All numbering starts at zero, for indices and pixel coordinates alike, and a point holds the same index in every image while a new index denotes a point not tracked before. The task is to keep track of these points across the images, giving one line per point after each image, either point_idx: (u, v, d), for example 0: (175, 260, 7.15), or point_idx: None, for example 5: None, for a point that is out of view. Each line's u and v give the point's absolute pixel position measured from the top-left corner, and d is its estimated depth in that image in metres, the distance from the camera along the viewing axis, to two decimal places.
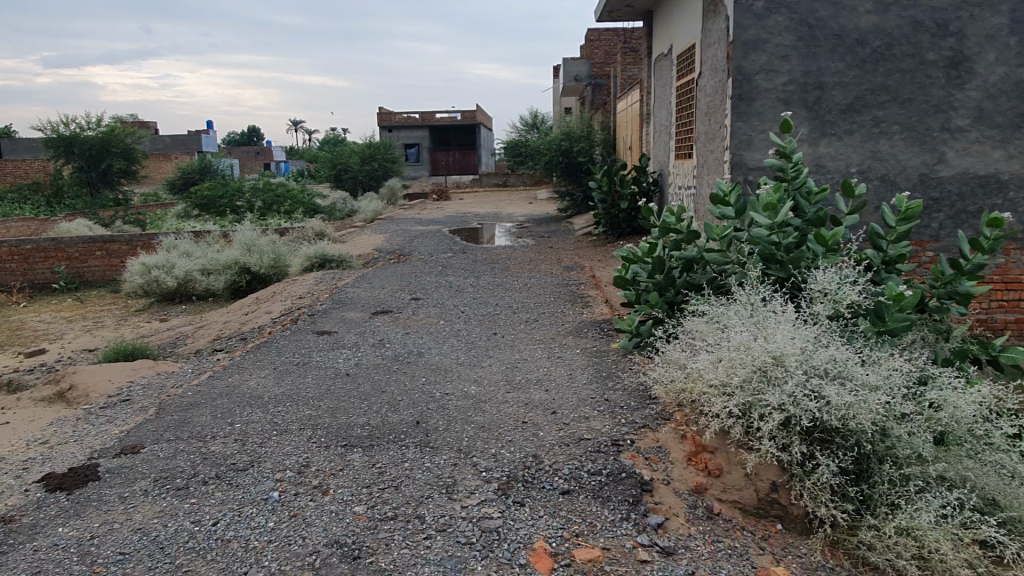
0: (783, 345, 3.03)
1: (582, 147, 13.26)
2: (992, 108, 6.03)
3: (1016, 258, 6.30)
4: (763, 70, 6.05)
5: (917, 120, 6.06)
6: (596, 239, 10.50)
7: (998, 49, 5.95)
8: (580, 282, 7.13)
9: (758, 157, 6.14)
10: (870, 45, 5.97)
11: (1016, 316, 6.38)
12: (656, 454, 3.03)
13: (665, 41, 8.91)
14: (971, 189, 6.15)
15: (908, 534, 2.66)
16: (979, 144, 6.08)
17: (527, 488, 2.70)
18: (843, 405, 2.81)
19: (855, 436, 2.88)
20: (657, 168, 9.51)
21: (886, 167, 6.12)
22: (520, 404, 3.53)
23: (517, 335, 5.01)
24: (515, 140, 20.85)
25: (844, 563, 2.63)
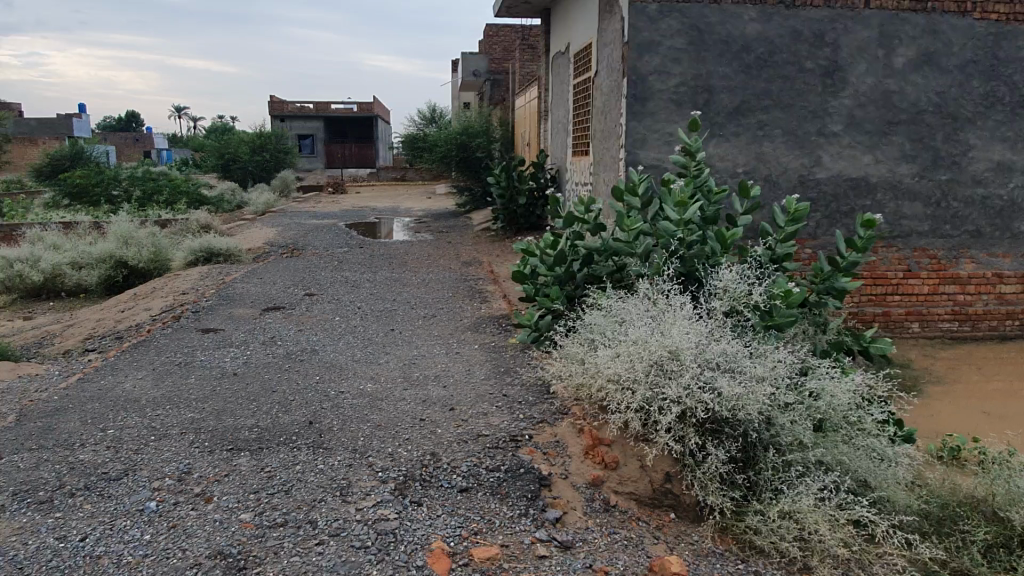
0: (679, 339, 3.11)
1: (479, 142, 13.28)
2: (862, 116, 6.46)
3: (883, 255, 6.77)
4: (656, 72, 6.21)
5: (797, 124, 6.41)
6: (494, 234, 10.51)
7: (867, 60, 6.37)
8: (478, 277, 7.10)
9: (652, 156, 6.30)
10: (754, 52, 6.26)
11: (883, 310, 6.86)
12: (554, 448, 3.05)
13: (561, 40, 9.03)
14: (844, 191, 6.55)
15: (791, 517, 2.78)
16: (851, 149, 6.49)
17: (424, 487, 2.64)
18: (733, 396, 2.92)
19: (744, 426, 2.99)
20: (555, 165, 9.63)
21: (769, 168, 6.43)
22: (418, 401, 3.46)
23: (415, 331, 4.93)
24: (413, 133, 20.59)
25: (732, 548, 2.73)
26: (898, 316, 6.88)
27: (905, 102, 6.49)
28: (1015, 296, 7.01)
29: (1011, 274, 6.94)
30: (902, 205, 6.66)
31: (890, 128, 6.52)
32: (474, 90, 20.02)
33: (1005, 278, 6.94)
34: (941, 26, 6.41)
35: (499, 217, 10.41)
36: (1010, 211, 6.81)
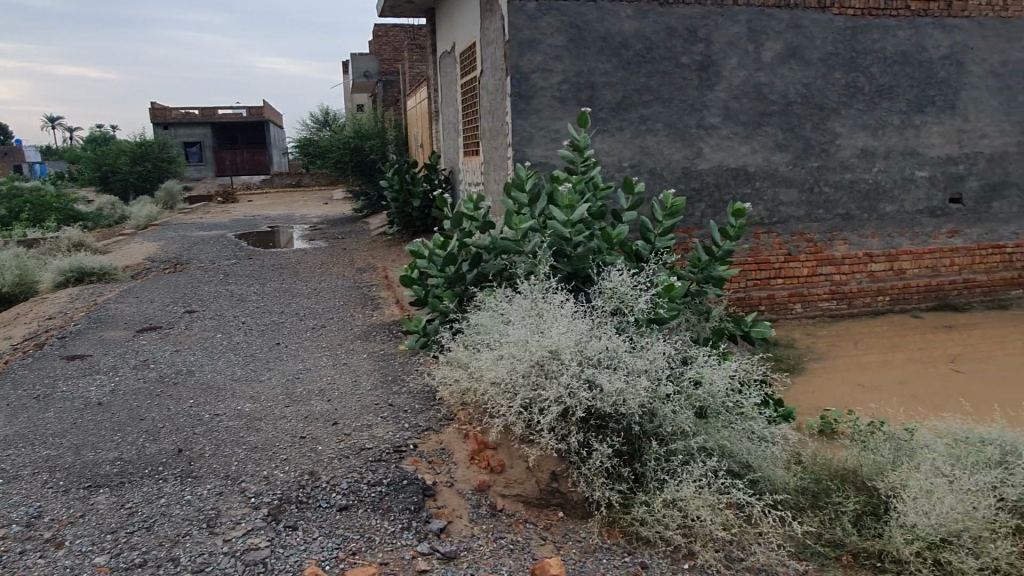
0: (559, 338, 3.11)
1: (372, 144, 13.04)
2: (737, 108, 6.72)
3: (764, 241, 7.05)
4: (538, 70, 6.23)
5: (677, 118, 6.59)
6: (391, 238, 10.34)
7: (738, 55, 6.63)
8: (372, 283, 6.95)
9: (539, 154, 6.33)
10: (632, 48, 6.39)
11: (767, 293, 7.15)
12: (439, 457, 3.01)
13: (446, 40, 8.96)
14: (725, 180, 6.80)
15: (674, 505, 2.82)
16: (728, 140, 6.74)
17: (300, 510, 2.55)
18: (613, 391, 2.94)
19: (626, 419, 3.02)
20: (448, 165, 9.56)
21: (653, 161, 6.59)
22: (299, 418, 3.33)
23: (302, 344, 4.76)
24: (305, 137, 20.04)
25: (619, 541, 2.75)
26: (782, 298, 7.19)
27: (775, 93, 6.79)
28: (885, 274, 7.46)
29: (880, 254, 7.39)
30: (779, 192, 6.97)
31: (763, 119, 6.81)
32: (366, 91, 19.68)
33: (875, 257, 7.38)
34: (804, 21, 6.75)
35: (394, 220, 10.24)
36: (875, 193, 7.26)
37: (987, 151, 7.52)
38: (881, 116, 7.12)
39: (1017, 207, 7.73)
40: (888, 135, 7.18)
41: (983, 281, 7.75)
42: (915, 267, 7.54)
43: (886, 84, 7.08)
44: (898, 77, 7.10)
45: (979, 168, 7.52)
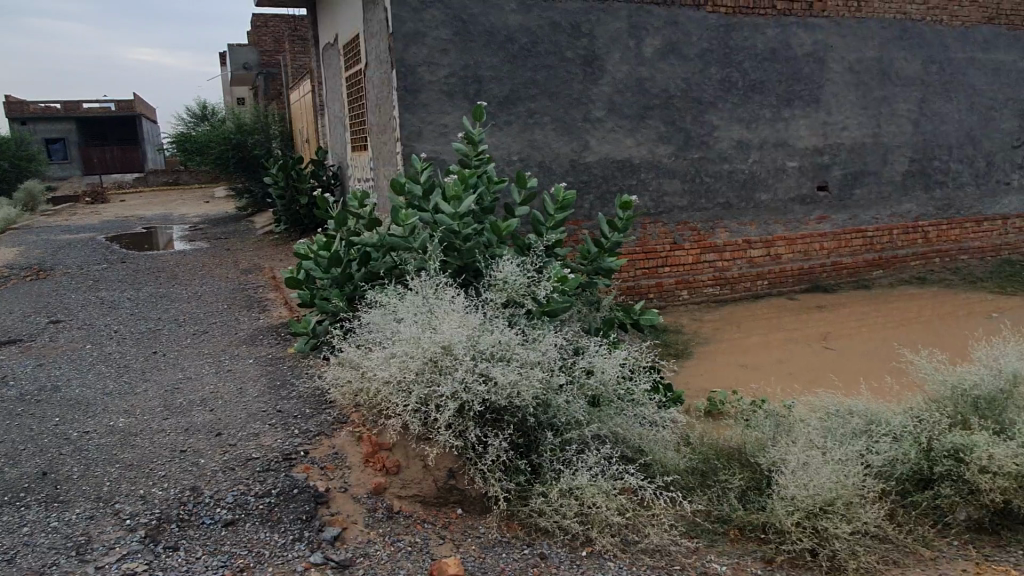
0: (451, 334, 3.07)
1: (255, 140, 12.52)
2: (621, 102, 6.89)
3: (651, 231, 7.27)
4: (424, 63, 6.15)
5: (564, 111, 6.68)
6: (278, 237, 9.96)
7: (620, 49, 6.80)
8: (258, 284, 6.67)
9: (428, 148, 6.26)
10: (518, 42, 6.42)
11: (656, 281, 7.39)
12: (332, 462, 2.91)
13: (329, 31, 8.71)
14: (612, 172, 6.96)
15: (571, 494, 2.86)
16: (614, 133, 6.91)
17: (182, 528, 2.42)
18: (508, 384, 2.94)
19: (521, 411, 3.03)
20: (335, 161, 9.31)
21: (542, 155, 6.66)
22: (180, 431, 3.14)
23: (182, 351, 4.50)
24: (181, 132, 18.98)
25: (518, 534, 2.76)
26: (669, 285, 7.45)
27: (656, 88, 7.01)
28: (763, 259, 7.88)
29: (757, 240, 7.80)
30: (663, 183, 7.21)
31: (646, 112, 7.01)
32: (247, 84, 18.85)
33: (753, 243, 7.79)
34: (680, 18, 7.00)
35: (281, 219, 9.87)
36: (751, 183, 7.64)
37: (848, 142, 8.07)
38: (754, 109, 7.49)
39: (876, 194, 8.35)
40: (761, 128, 7.57)
41: (848, 263, 8.35)
42: (789, 252, 8.00)
43: (757, 79, 7.46)
44: (768, 73, 7.49)
45: (842, 158, 8.07)
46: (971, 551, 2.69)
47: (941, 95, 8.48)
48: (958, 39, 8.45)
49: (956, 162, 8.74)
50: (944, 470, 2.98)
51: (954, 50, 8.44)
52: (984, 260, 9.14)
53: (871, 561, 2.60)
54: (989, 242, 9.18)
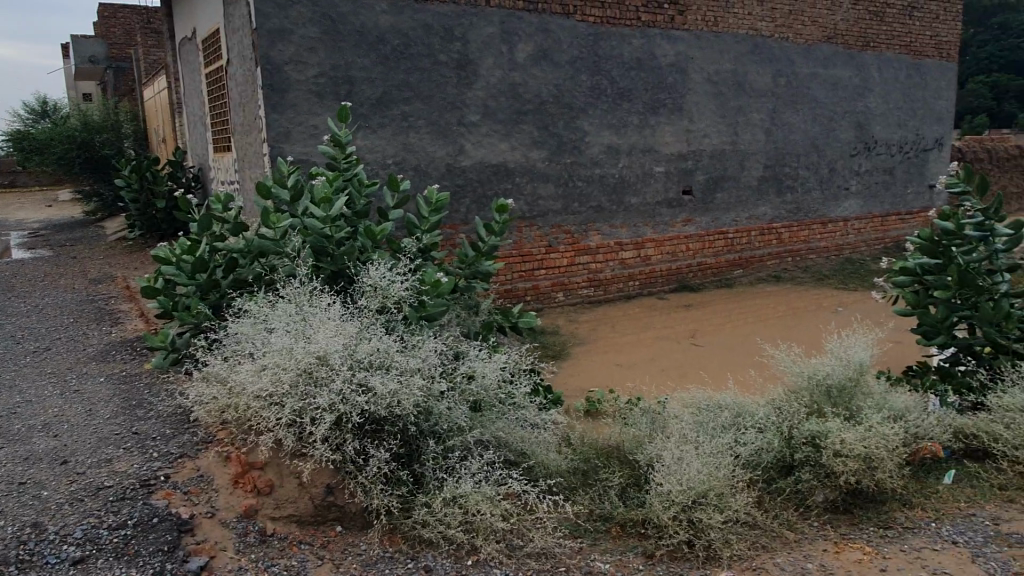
0: (326, 343, 2.94)
1: (104, 139, 11.58)
2: (495, 106, 6.92)
3: (526, 234, 7.35)
4: (291, 61, 5.89)
5: (438, 115, 6.62)
6: (132, 244, 9.25)
7: (493, 54, 6.84)
8: (110, 295, 6.14)
9: (298, 150, 6.01)
10: (389, 43, 6.30)
11: (532, 284, 7.48)
12: (197, 485, 2.71)
13: (185, 25, 8.19)
14: (487, 176, 6.97)
15: (454, 502, 2.81)
16: (488, 137, 6.93)
17: (22, 572, 2.17)
18: (387, 393, 2.85)
19: (402, 420, 2.95)
20: (196, 162, 8.76)
21: (417, 158, 6.57)
22: (18, 462, 2.82)
23: (20, 372, 4.05)
24: (17, 129, 17.29)
25: (401, 547, 2.67)
26: (545, 288, 7.57)
27: (529, 93, 7.10)
28: (633, 260, 8.17)
29: (628, 242, 8.08)
30: (538, 187, 7.31)
31: (520, 117, 7.08)
32: (94, 80, 17.45)
33: (624, 246, 8.06)
34: (550, 26, 7.14)
35: (135, 224, 9.18)
36: (621, 187, 7.90)
37: (709, 149, 8.53)
38: (622, 116, 7.76)
39: (734, 198, 8.87)
40: (629, 134, 7.85)
41: (712, 263, 8.82)
42: (658, 253, 8.35)
43: (625, 87, 7.73)
44: (635, 82, 7.78)
45: (703, 164, 8.52)
46: (830, 531, 2.83)
47: (789, 107, 9.14)
48: (802, 55, 9.14)
49: (803, 168, 9.45)
50: (803, 457, 3.16)
51: (799, 65, 9.12)
52: (829, 259, 9.94)
53: (742, 547, 2.68)
54: (833, 242, 9.99)
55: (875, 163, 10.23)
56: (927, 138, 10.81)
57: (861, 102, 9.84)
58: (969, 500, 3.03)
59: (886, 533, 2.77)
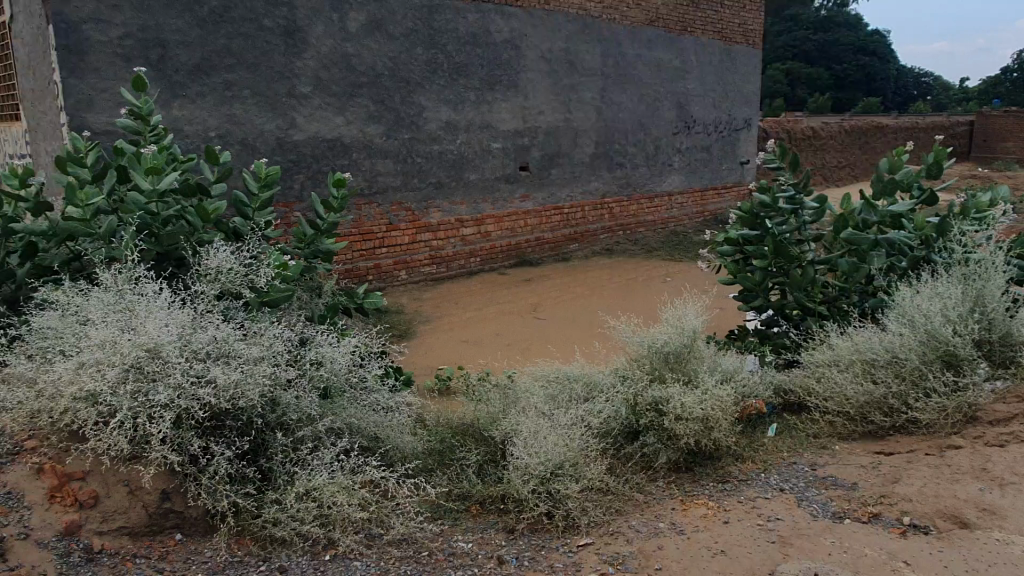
0: (157, 334, 2.67)
1: None
2: (327, 77, 6.60)
3: (365, 211, 7.13)
4: (91, 20, 5.25)
5: (265, 85, 6.21)
6: None
7: (323, 22, 6.51)
8: None
9: (103, 121, 5.39)
10: (207, 5, 5.80)
11: (373, 263, 7.28)
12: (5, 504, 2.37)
13: None
14: (322, 151, 6.66)
15: (307, 497, 2.67)
16: (321, 110, 6.60)
17: None
18: (229, 384, 2.64)
19: (247, 413, 2.75)
20: None
21: (244, 131, 6.13)
22: None
23: None
24: None
25: (251, 549, 2.50)
26: (387, 266, 7.40)
27: (363, 65, 6.84)
28: (474, 237, 8.20)
29: (468, 219, 8.09)
30: (376, 163, 7.09)
31: (354, 90, 6.81)
32: None
33: (465, 222, 8.06)
34: None
35: None
36: (461, 163, 7.87)
37: (544, 126, 8.70)
38: (459, 92, 7.69)
39: (569, 174, 9.15)
40: (466, 110, 7.81)
41: (549, 238, 9.07)
42: (498, 229, 8.44)
43: (461, 62, 7.66)
44: (470, 57, 7.73)
45: (539, 140, 8.68)
46: (675, 490, 3.00)
47: (617, 86, 9.53)
48: (628, 37, 9.54)
49: (631, 146, 9.92)
50: (648, 422, 3.33)
51: (625, 47, 9.52)
52: (656, 232, 10.56)
53: (598, 514, 2.75)
54: (659, 216, 10.62)
55: (694, 142, 10.96)
56: (738, 119, 11.74)
57: (680, 83, 10.47)
58: (790, 449, 3.34)
59: (723, 487, 2.99)
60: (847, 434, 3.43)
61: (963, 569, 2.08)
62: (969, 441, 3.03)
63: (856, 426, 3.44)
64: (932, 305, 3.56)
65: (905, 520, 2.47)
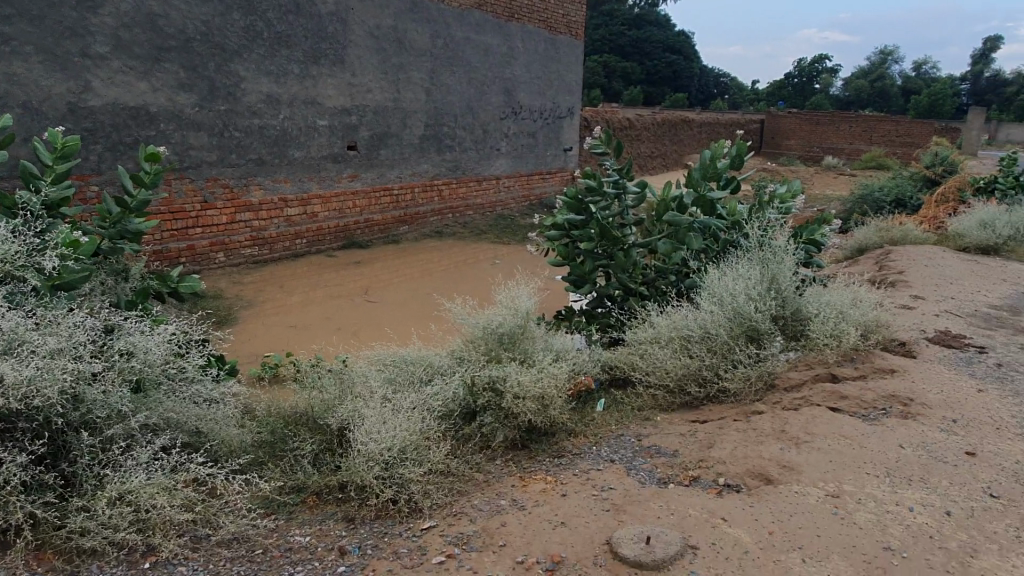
0: None
1: None
2: (129, 38, 5.97)
3: (176, 188, 6.55)
4: None
5: (53, 42, 5.49)
6: None
7: None
8: None
9: None
10: None
11: (187, 244, 6.72)
12: None
13: None
14: (124, 120, 6.03)
15: (122, 501, 2.42)
16: (122, 74, 5.96)
17: None
18: (22, 381, 2.33)
19: (45, 413, 2.45)
20: None
21: (27, 93, 5.39)
22: None
23: None
24: None
25: (55, 564, 2.22)
26: (202, 248, 6.87)
27: (171, 27, 6.25)
28: (299, 217, 7.85)
29: (292, 198, 7.72)
30: (187, 135, 6.54)
31: (161, 55, 6.21)
32: None
33: (289, 202, 7.69)
34: None
35: None
36: (283, 139, 7.47)
37: (372, 105, 8.48)
38: (281, 63, 7.28)
39: (398, 155, 9.01)
40: (289, 83, 7.41)
41: (378, 220, 8.89)
42: (324, 209, 8.14)
43: (283, 32, 7.24)
44: (293, 27, 7.33)
45: (367, 119, 8.45)
46: (514, 467, 3.07)
47: (446, 68, 9.49)
48: (457, 19, 9.51)
49: (460, 129, 9.95)
50: (485, 402, 3.38)
51: (454, 29, 9.49)
52: (484, 215, 10.71)
53: (441, 495, 2.75)
54: (486, 199, 10.78)
55: (520, 127, 11.22)
56: (561, 106, 12.17)
57: (507, 69, 10.63)
58: (617, 421, 3.54)
59: (559, 461, 3.11)
60: (667, 405, 3.70)
61: (771, 521, 2.31)
62: (770, 405, 3.38)
63: (674, 397, 3.71)
64: (737, 285, 3.90)
65: (720, 481, 2.70)
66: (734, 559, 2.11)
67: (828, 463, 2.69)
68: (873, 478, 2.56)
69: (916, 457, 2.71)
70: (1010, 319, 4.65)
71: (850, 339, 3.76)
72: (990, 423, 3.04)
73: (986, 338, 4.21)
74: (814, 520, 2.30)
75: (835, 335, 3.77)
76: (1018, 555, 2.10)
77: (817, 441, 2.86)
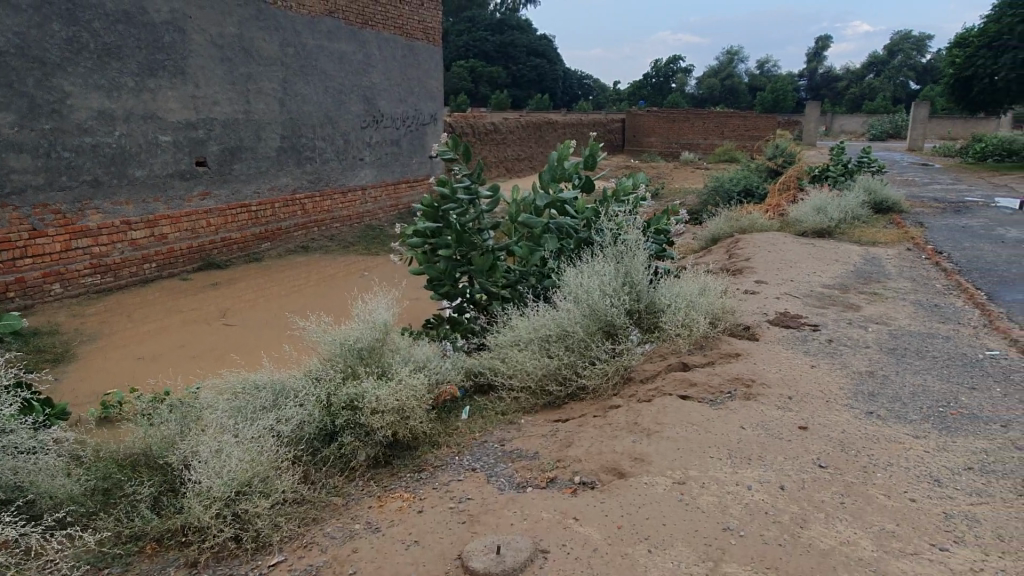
0: None
1: None
2: None
3: None
4: None
5: None
6: None
7: None
8: None
9: None
10: None
11: (15, 277, 6.12)
12: None
13: None
14: None
15: None
16: None
17: None
18: None
19: None
20: None
21: None
22: None
23: None
24: None
25: None
26: (34, 280, 6.28)
27: None
28: (145, 240, 7.35)
29: (137, 221, 7.21)
30: (6, 158, 5.96)
31: None
32: None
33: (133, 225, 7.17)
34: None
35: None
36: (121, 158, 6.96)
37: (219, 118, 8.06)
38: (113, 77, 6.77)
39: (253, 169, 8.63)
40: (123, 98, 6.91)
41: (235, 238, 8.49)
42: (174, 230, 7.67)
43: (113, 43, 6.73)
44: (125, 37, 6.83)
45: (215, 133, 8.04)
46: (373, 488, 2.97)
47: (298, 77, 9.18)
48: (307, 27, 9.22)
49: (319, 140, 9.67)
50: (343, 421, 3.26)
51: (304, 37, 9.19)
52: (350, 226, 10.46)
53: (293, 527, 2.61)
54: (352, 210, 10.53)
55: (383, 136, 11.05)
56: (423, 113, 12.10)
57: (365, 77, 10.43)
58: (481, 428, 3.51)
59: (419, 476, 3.03)
60: (529, 407, 3.71)
61: (620, 514, 2.35)
62: (626, 399, 3.46)
63: (536, 399, 3.73)
64: (591, 281, 3.96)
65: (575, 479, 2.73)
66: (583, 558, 2.12)
67: (675, 450, 2.77)
68: (716, 461, 2.67)
69: (754, 436, 2.85)
70: (840, 297, 5.02)
71: (699, 327, 3.91)
72: (821, 396, 3.25)
73: (820, 316, 4.52)
74: (660, 509, 2.36)
75: (685, 324, 3.92)
76: (841, 520, 2.24)
77: (667, 430, 2.95)
